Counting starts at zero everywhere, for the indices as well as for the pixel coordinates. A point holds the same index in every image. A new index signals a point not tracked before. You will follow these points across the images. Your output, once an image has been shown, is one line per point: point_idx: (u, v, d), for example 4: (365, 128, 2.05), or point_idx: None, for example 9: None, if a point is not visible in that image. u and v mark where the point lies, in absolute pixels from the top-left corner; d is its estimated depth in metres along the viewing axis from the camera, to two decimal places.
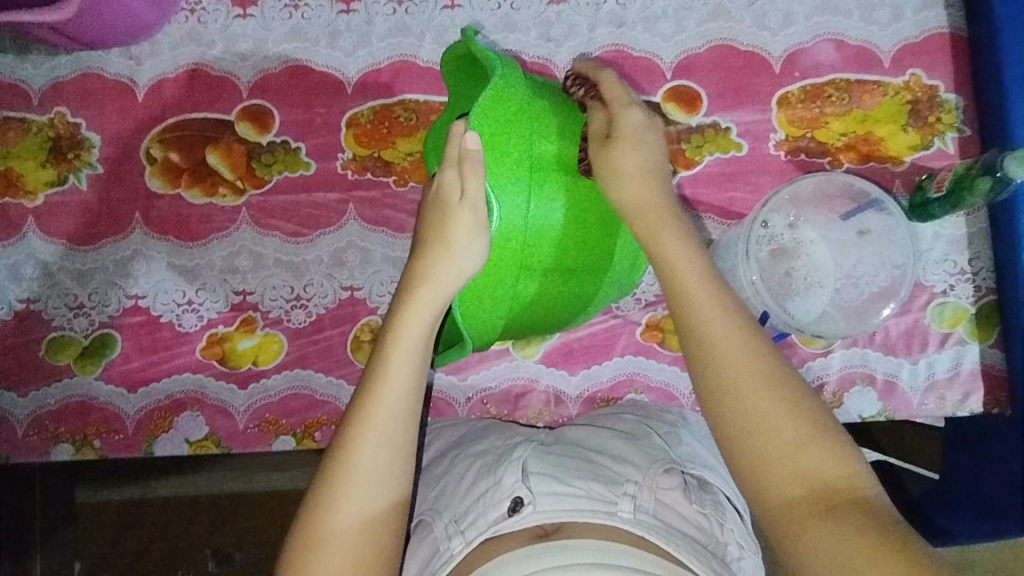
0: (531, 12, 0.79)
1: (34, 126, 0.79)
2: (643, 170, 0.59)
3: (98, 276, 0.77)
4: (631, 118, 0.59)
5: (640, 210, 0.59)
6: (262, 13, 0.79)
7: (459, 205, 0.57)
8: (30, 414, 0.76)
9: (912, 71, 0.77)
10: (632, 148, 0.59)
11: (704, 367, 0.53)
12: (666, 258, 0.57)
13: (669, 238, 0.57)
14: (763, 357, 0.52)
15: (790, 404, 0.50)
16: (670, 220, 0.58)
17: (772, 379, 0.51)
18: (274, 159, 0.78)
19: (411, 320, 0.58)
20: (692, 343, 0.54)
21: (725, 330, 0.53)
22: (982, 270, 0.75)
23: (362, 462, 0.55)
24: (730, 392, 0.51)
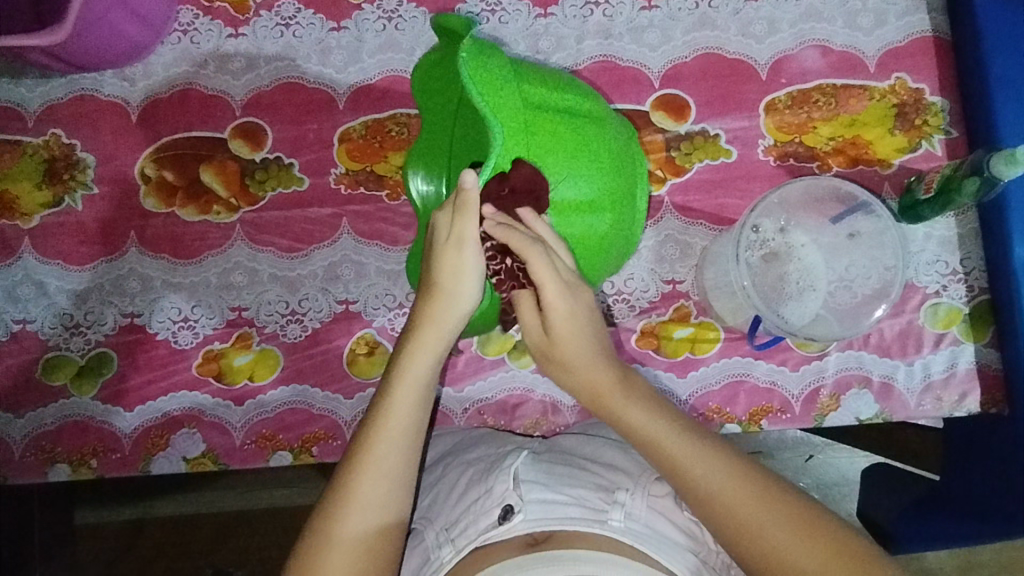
0: (519, 25, 0.80)
1: (29, 148, 0.79)
2: (591, 378, 0.62)
3: (94, 295, 0.78)
4: (561, 299, 0.61)
5: (590, 389, 0.63)
6: (253, 32, 0.80)
7: (446, 247, 0.58)
8: (27, 435, 0.76)
9: (896, 75, 0.78)
10: (572, 342, 0.62)
11: (704, 505, 0.56)
12: (629, 424, 0.60)
13: (627, 405, 0.61)
14: (755, 485, 0.56)
15: (793, 522, 0.54)
16: (625, 384, 0.62)
17: (766, 498, 0.55)
18: (267, 175, 0.79)
19: (418, 356, 0.61)
20: (674, 478, 0.57)
21: (700, 463, 0.57)
22: (975, 269, 0.75)
23: (374, 463, 0.58)
24: (734, 526, 0.55)
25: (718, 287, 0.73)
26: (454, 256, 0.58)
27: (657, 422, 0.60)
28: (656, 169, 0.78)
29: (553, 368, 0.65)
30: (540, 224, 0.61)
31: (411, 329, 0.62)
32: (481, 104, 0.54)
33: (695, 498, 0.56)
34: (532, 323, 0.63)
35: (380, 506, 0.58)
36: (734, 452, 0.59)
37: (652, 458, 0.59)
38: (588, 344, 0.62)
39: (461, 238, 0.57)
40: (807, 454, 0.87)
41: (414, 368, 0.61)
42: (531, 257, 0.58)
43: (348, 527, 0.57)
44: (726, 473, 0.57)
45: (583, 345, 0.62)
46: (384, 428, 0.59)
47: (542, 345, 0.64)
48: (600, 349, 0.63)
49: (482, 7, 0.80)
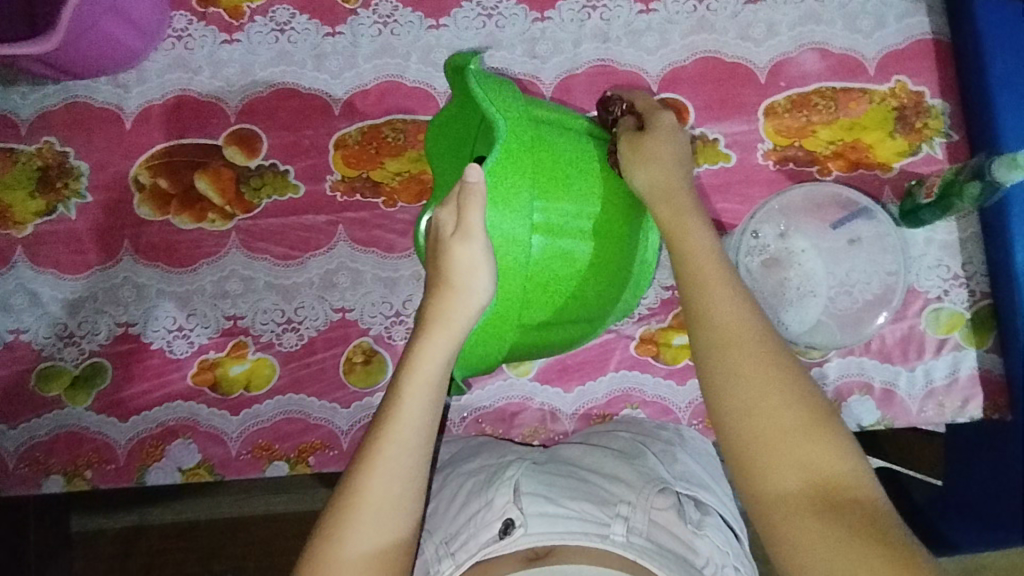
0: (516, 29, 0.79)
1: (22, 156, 0.79)
2: (666, 184, 0.63)
3: (88, 304, 0.77)
4: (664, 117, 0.65)
5: (654, 195, 0.63)
6: (248, 38, 0.80)
7: (453, 239, 0.55)
8: (21, 445, 0.75)
9: (897, 78, 0.77)
10: (660, 147, 0.63)
11: (714, 341, 0.55)
12: (678, 241, 0.60)
13: (682, 226, 0.61)
14: (782, 370, 0.53)
15: (791, 394, 0.52)
16: (682, 207, 0.62)
17: (780, 368, 0.53)
18: (262, 182, 0.78)
19: (429, 353, 0.57)
20: (698, 301, 0.57)
21: (730, 304, 0.56)
22: (976, 274, 0.74)
23: (384, 461, 0.56)
24: (738, 369, 0.54)
25: None
26: (462, 250, 0.55)
27: (710, 246, 0.59)
28: None
29: (627, 166, 0.64)
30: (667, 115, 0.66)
31: (423, 322, 0.58)
32: (484, 105, 0.57)
33: (698, 313, 0.57)
34: (625, 133, 0.65)
35: (375, 537, 0.56)
36: (767, 320, 0.56)
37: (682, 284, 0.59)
38: (664, 167, 0.63)
39: (468, 231, 0.55)
40: None
41: (425, 362, 0.58)
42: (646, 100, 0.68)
43: (356, 530, 0.55)
44: (752, 328, 0.55)
45: (672, 149, 0.64)
46: (394, 428, 0.57)
47: (625, 156, 0.64)
48: (675, 168, 0.63)
49: (478, 12, 0.79)
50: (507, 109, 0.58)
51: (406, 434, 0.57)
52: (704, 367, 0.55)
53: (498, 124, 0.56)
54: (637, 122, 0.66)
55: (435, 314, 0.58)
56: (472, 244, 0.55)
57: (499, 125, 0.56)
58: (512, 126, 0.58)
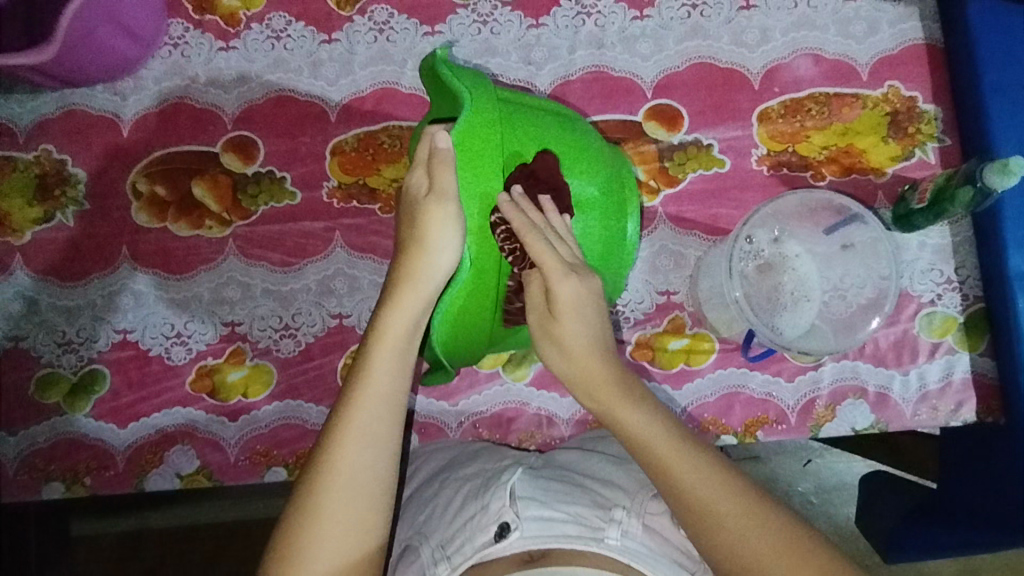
0: (510, 36, 0.80)
1: (20, 164, 0.79)
2: (594, 378, 0.61)
3: (86, 312, 0.77)
4: (566, 283, 0.60)
5: (592, 386, 0.61)
6: (244, 45, 0.80)
7: (427, 202, 0.58)
8: (21, 452, 0.76)
9: (890, 84, 0.78)
10: (572, 313, 0.60)
11: (695, 523, 0.54)
12: (629, 433, 0.58)
13: (629, 412, 0.59)
14: (770, 528, 0.53)
15: (783, 544, 0.53)
16: (629, 393, 0.60)
17: (768, 528, 0.53)
18: (259, 190, 0.78)
19: (397, 317, 0.60)
20: (671, 499, 0.55)
21: (709, 491, 0.55)
22: (969, 278, 0.75)
23: (355, 429, 0.58)
24: (730, 547, 0.53)
25: (713, 299, 0.74)
26: (437, 211, 0.57)
27: (653, 427, 0.58)
28: (650, 179, 0.77)
29: (543, 349, 0.63)
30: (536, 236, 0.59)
31: (390, 291, 0.60)
32: (454, 84, 0.56)
33: (687, 512, 0.54)
34: (532, 309, 0.62)
35: (351, 506, 0.56)
36: (737, 477, 0.56)
37: (657, 481, 0.56)
38: (582, 326, 0.61)
39: (442, 191, 0.57)
40: (807, 459, 0.89)
41: (394, 325, 0.60)
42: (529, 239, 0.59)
43: (333, 504, 0.56)
44: (726, 494, 0.55)
45: (583, 325, 0.61)
46: (365, 394, 0.58)
47: (540, 335, 0.62)
48: (597, 335, 0.61)
49: (473, 18, 0.80)
50: (475, 87, 0.57)
51: (376, 398, 0.59)
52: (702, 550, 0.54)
53: (467, 103, 0.56)
54: (542, 291, 0.61)
55: (405, 278, 0.60)
56: (442, 207, 0.57)
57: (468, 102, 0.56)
58: (482, 103, 0.57)
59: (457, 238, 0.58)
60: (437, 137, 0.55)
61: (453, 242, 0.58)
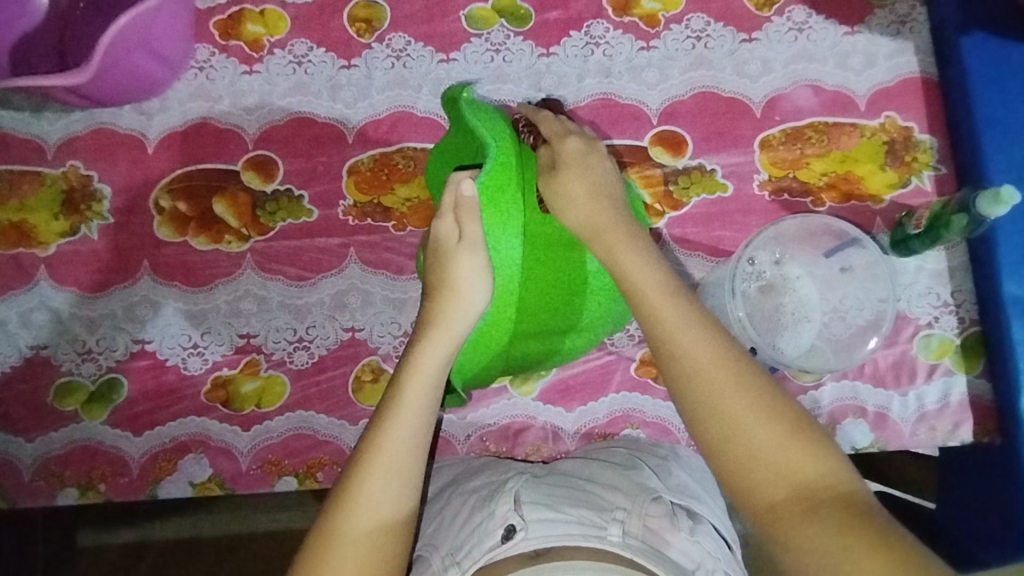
0: (522, 64, 0.83)
1: (48, 179, 0.82)
2: (591, 209, 0.62)
3: (107, 322, 0.80)
4: (576, 153, 0.64)
5: (591, 228, 0.62)
6: (267, 69, 0.84)
7: (459, 248, 0.61)
8: (37, 459, 0.77)
9: (886, 114, 0.81)
10: (579, 188, 0.63)
11: (675, 372, 0.54)
12: (622, 267, 0.60)
13: (626, 252, 0.60)
14: (748, 386, 0.53)
15: (760, 401, 0.52)
16: (631, 237, 0.61)
17: (744, 381, 0.53)
18: (277, 206, 0.81)
19: (429, 352, 0.62)
20: (651, 331, 0.56)
21: (690, 336, 0.55)
22: (965, 301, 0.77)
23: (384, 463, 0.58)
24: (706, 399, 0.53)
25: (716, 318, 0.76)
26: (470, 255, 0.61)
27: (650, 268, 0.59)
28: (655, 203, 0.80)
29: (552, 207, 0.64)
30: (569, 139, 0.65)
31: (423, 329, 0.63)
32: (476, 127, 0.61)
33: (670, 358, 0.55)
34: (541, 168, 0.65)
35: (372, 537, 0.56)
36: (731, 341, 0.56)
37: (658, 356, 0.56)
38: (587, 183, 0.63)
39: (471, 239, 0.61)
40: None
41: (426, 363, 0.62)
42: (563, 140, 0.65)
43: (357, 537, 0.56)
44: (710, 339, 0.55)
45: (590, 177, 0.64)
46: (392, 429, 0.59)
47: (545, 192, 0.64)
48: (600, 191, 0.63)
49: (487, 47, 0.83)
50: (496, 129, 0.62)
51: (405, 433, 0.60)
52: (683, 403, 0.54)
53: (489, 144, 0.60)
54: (551, 157, 0.65)
55: (436, 320, 0.63)
56: (472, 250, 0.61)
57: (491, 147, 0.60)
58: (502, 146, 0.61)
59: (489, 280, 0.62)
60: (464, 185, 0.59)
61: (484, 285, 0.62)
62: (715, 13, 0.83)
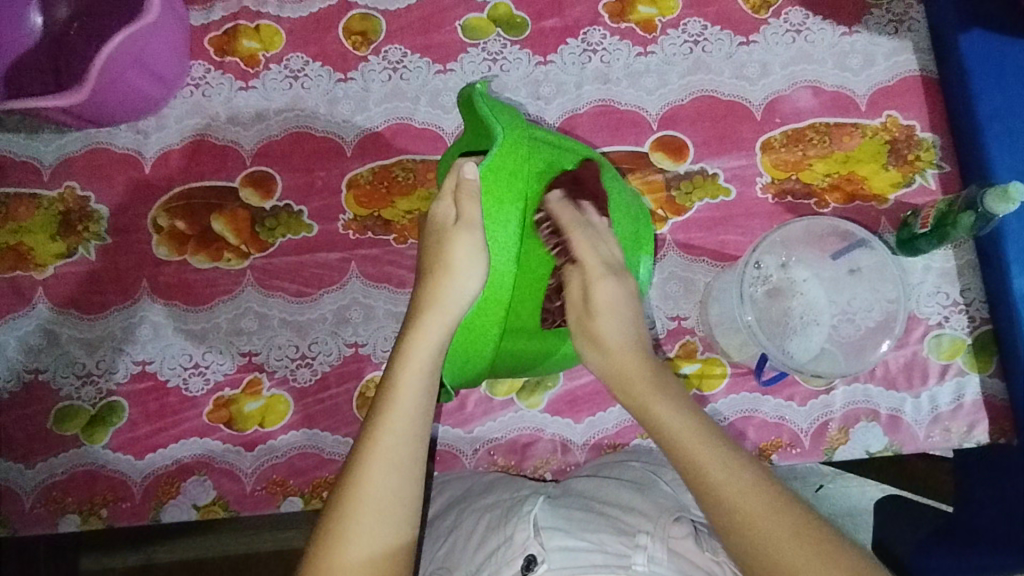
0: (520, 73, 0.83)
1: (45, 201, 0.81)
2: (626, 369, 0.63)
3: (106, 343, 0.78)
4: (604, 283, 0.65)
5: (623, 376, 0.63)
6: (264, 85, 0.83)
7: (455, 230, 0.61)
8: (38, 485, 0.76)
9: (888, 113, 0.80)
10: (608, 316, 0.65)
11: (723, 512, 0.52)
12: (654, 417, 0.59)
13: (658, 402, 0.60)
14: (804, 532, 0.50)
15: (820, 547, 0.49)
16: (658, 383, 0.62)
17: (795, 526, 0.50)
18: (277, 223, 0.80)
19: (423, 339, 0.61)
20: (696, 483, 0.54)
21: (732, 475, 0.53)
22: (975, 300, 0.76)
23: (382, 449, 0.58)
24: (770, 566, 0.49)
25: (724, 323, 0.75)
26: (464, 239, 0.60)
27: (684, 415, 0.58)
28: (657, 209, 0.79)
29: (583, 350, 0.67)
30: (581, 233, 0.66)
31: (416, 314, 0.62)
32: (488, 119, 0.60)
33: (714, 503, 0.52)
34: (574, 309, 0.67)
35: (375, 535, 0.56)
36: (762, 472, 0.54)
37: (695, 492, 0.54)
38: (621, 323, 0.65)
39: (470, 220, 0.60)
40: (817, 484, 0.84)
41: (420, 349, 0.61)
42: (573, 234, 0.66)
43: (357, 525, 0.56)
44: (755, 488, 0.52)
45: (623, 324, 0.65)
46: (389, 418, 0.59)
47: (582, 335, 0.66)
48: (630, 339, 0.64)
49: (484, 56, 0.83)
50: (507, 121, 0.61)
51: (401, 417, 0.59)
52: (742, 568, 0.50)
53: (498, 134, 0.60)
54: (582, 290, 0.66)
55: (428, 305, 0.62)
56: (470, 236, 0.61)
57: (499, 134, 0.60)
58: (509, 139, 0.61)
59: (481, 265, 0.61)
60: (464, 168, 0.59)
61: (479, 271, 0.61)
62: (712, 17, 0.83)
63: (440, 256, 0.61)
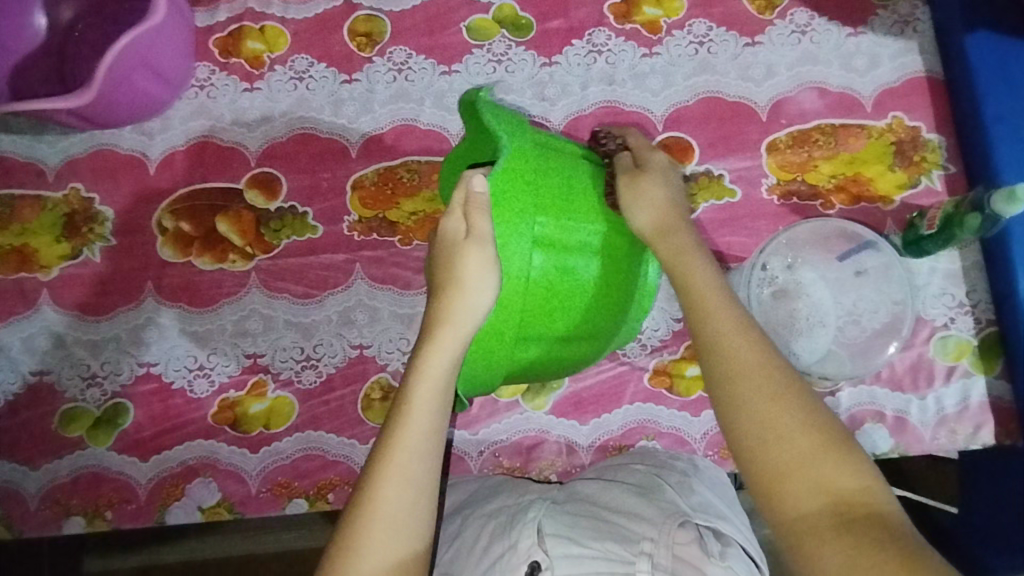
0: (525, 74, 0.82)
1: (50, 203, 0.81)
2: (660, 218, 0.64)
3: (111, 345, 0.78)
4: (657, 157, 0.67)
5: (652, 232, 0.64)
6: (268, 86, 0.83)
7: (466, 244, 0.60)
8: (43, 487, 0.76)
9: (894, 114, 0.80)
10: (650, 180, 0.65)
11: (720, 361, 0.56)
12: (684, 274, 0.61)
13: (693, 261, 0.61)
14: (794, 387, 0.54)
15: (797, 398, 0.53)
16: (694, 247, 0.62)
17: (782, 381, 0.54)
18: (282, 224, 0.80)
19: (436, 355, 0.60)
20: (703, 330, 0.57)
21: (743, 339, 0.56)
22: (981, 302, 0.76)
23: (396, 466, 0.58)
24: (743, 405, 0.53)
25: None
26: (475, 254, 0.60)
27: (713, 281, 0.60)
28: None
29: (626, 208, 0.65)
30: (634, 131, 0.71)
31: (429, 329, 0.62)
32: (494, 129, 0.60)
33: (721, 357, 0.55)
34: (619, 172, 0.67)
35: (389, 552, 0.56)
36: (780, 350, 0.56)
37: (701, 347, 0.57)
38: (665, 191, 0.65)
39: (481, 235, 0.60)
40: None
41: (433, 365, 0.60)
42: (629, 132, 0.71)
43: (372, 541, 0.56)
44: (758, 347, 0.55)
45: (663, 189, 0.65)
46: (402, 437, 0.58)
47: (624, 193, 0.65)
48: (674, 202, 0.65)
49: (489, 58, 0.83)
50: (512, 132, 0.61)
51: (416, 436, 0.59)
52: (717, 402, 0.55)
53: (502, 146, 0.60)
54: (632, 161, 0.67)
55: (441, 322, 0.61)
56: (482, 251, 0.60)
57: (503, 145, 0.60)
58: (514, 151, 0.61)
59: (494, 279, 0.61)
60: (473, 181, 0.58)
61: (491, 287, 0.61)
62: (717, 17, 0.83)
63: (449, 273, 0.60)
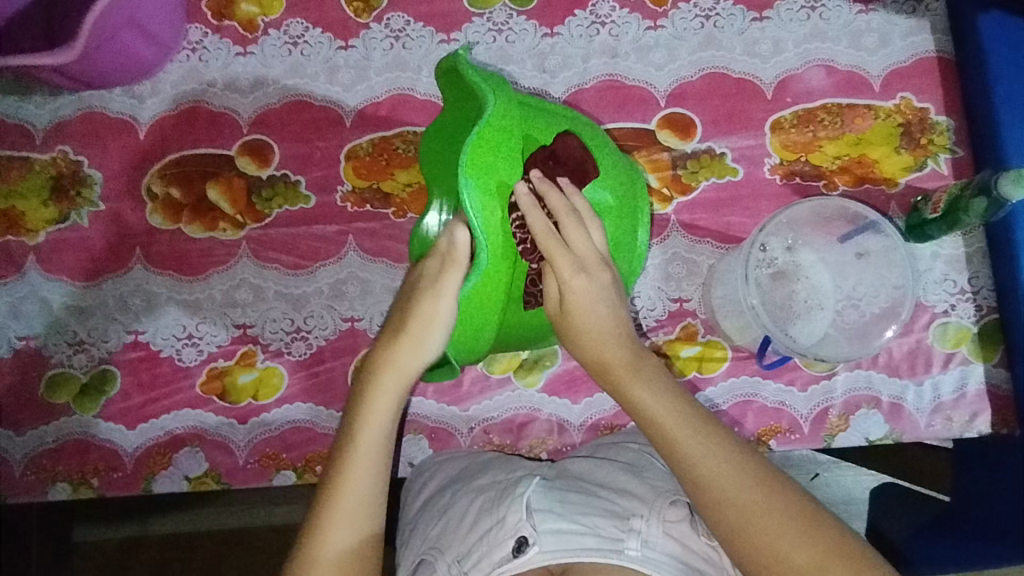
0: (525, 45, 0.80)
1: (37, 164, 0.79)
2: (610, 350, 0.61)
3: (99, 312, 0.77)
4: (578, 263, 0.60)
5: (603, 366, 0.62)
6: (262, 51, 0.81)
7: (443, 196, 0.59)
8: (29, 454, 0.75)
9: (902, 95, 0.78)
10: (593, 305, 0.61)
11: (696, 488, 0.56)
12: (638, 405, 0.60)
13: (638, 387, 0.60)
14: (754, 481, 0.55)
15: (768, 499, 0.54)
16: (637, 366, 0.61)
17: (746, 479, 0.55)
18: (274, 193, 0.79)
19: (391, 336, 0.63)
20: (684, 473, 0.56)
21: (712, 461, 0.56)
22: (983, 289, 0.75)
23: (363, 440, 0.62)
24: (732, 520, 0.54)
25: (727, 306, 0.74)
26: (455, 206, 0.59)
27: (666, 401, 0.59)
28: (662, 187, 0.78)
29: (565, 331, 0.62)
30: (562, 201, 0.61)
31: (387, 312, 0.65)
32: (477, 84, 0.57)
33: (713, 505, 0.55)
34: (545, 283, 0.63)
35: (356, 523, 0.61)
36: (730, 439, 0.58)
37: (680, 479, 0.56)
38: (602, 313, 0.61)
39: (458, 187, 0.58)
40: (813, 472, 0.82)
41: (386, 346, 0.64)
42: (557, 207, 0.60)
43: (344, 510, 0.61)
44: (729, 464, 0.56)
45: (602, 308, 0.61)
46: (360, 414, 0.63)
47: (558, 316, 0.62)
48: (612, 315, 0.62)
49: (489, 27, 0.80)
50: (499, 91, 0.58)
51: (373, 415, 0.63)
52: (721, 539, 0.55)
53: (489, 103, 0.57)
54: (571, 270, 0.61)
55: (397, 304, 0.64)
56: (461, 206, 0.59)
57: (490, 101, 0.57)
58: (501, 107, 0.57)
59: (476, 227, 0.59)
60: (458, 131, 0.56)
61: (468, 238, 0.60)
62: None
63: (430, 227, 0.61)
